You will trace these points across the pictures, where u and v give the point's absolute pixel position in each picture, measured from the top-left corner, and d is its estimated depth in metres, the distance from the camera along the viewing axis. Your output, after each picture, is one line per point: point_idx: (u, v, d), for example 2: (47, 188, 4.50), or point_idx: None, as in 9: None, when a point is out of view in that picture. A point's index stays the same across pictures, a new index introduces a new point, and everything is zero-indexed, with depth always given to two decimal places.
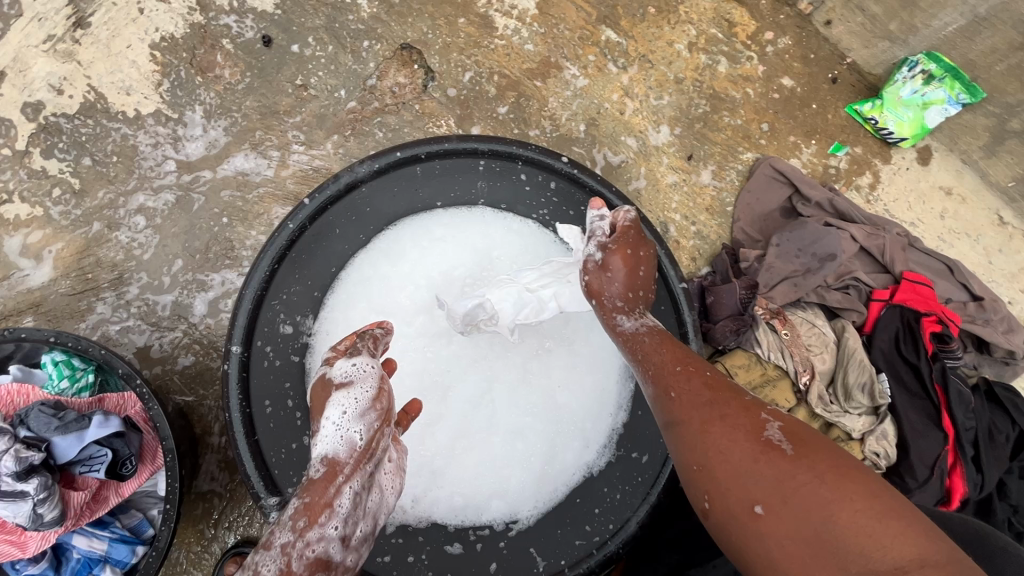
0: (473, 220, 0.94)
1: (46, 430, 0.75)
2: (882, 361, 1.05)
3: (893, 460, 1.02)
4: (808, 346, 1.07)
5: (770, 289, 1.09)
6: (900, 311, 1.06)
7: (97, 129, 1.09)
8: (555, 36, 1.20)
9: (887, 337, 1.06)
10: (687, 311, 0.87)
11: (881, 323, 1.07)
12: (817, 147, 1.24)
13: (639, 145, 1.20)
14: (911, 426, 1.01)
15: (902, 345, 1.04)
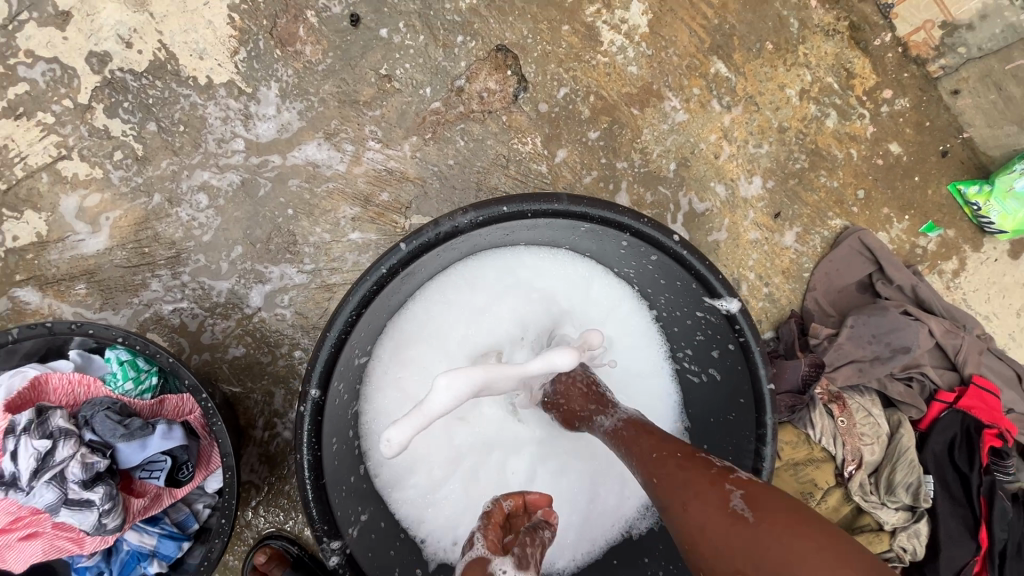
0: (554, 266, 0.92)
1: (112, 436, 0.73)
2: (932, 463, 1.03)
3: (919, 558, 1.03)
4: (862, 434, 1.05)
5: (834, 370, 1.06)
6: (962, 417, 1.04)
7: (166, 93, 1.02)
8: (662, 60, 1.11)
9: (944, 439, 1.04)
10: (771, 413, 0.78)
11: (940, 426, 1.04)
12: (909, 223, 1.18)
13: (727, 194, 1.13)
14: (947, 531, 1.01)
15: (957, 451, 1.02)
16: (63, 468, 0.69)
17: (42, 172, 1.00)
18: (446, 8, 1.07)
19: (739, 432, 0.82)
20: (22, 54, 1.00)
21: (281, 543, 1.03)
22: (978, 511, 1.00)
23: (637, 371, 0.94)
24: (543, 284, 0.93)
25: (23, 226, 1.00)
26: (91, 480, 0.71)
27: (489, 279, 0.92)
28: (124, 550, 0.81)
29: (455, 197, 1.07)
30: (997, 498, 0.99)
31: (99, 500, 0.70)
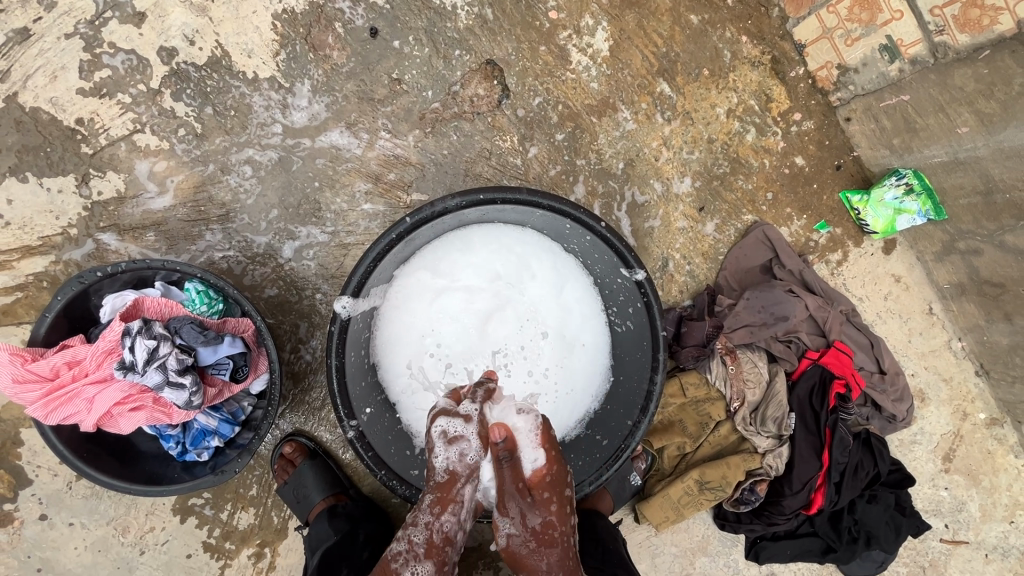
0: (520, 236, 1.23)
1: (196, 342, 1.03)
2: (795, 403, 1.39)
3: (780, 472, 1.39)
4: (746, 379, 1.40)
5: (732, 331, 1.40)
6: (821, 370, 1.38)
7: (221, 83, 1.29)
8: (618, 79, 1.40)
9: (806, 386, 1.38)
10: (662, 351, 1.11)
11: (804, 377, 1.39)
12: (806, 221, 1.50)
13: (663, 190, 1.44)
14: (801, 453, 1.37)
15: (814, 395, 1.37)
16: (165, 360, 0.99)
17: (122, 142, 1.27)
18: (447, 26, 1.33)
19: (642, 366, 1.15)
20: (106, 45, 1.25)
21: (303, 440, 1.35)
22: (823, 438, 1.35)
23: (580, 325, 1.25)
24: (511, 250, 1.24)
25: (105, 183, 1.27)
26: (183, 370, 1.01)
27: (471, 246, 1.23)
28: (195, 428, 1.13)
29: (447, 180, 1.36)
30: (837, 428, 1.34)
31: (189, 384, 1.01)
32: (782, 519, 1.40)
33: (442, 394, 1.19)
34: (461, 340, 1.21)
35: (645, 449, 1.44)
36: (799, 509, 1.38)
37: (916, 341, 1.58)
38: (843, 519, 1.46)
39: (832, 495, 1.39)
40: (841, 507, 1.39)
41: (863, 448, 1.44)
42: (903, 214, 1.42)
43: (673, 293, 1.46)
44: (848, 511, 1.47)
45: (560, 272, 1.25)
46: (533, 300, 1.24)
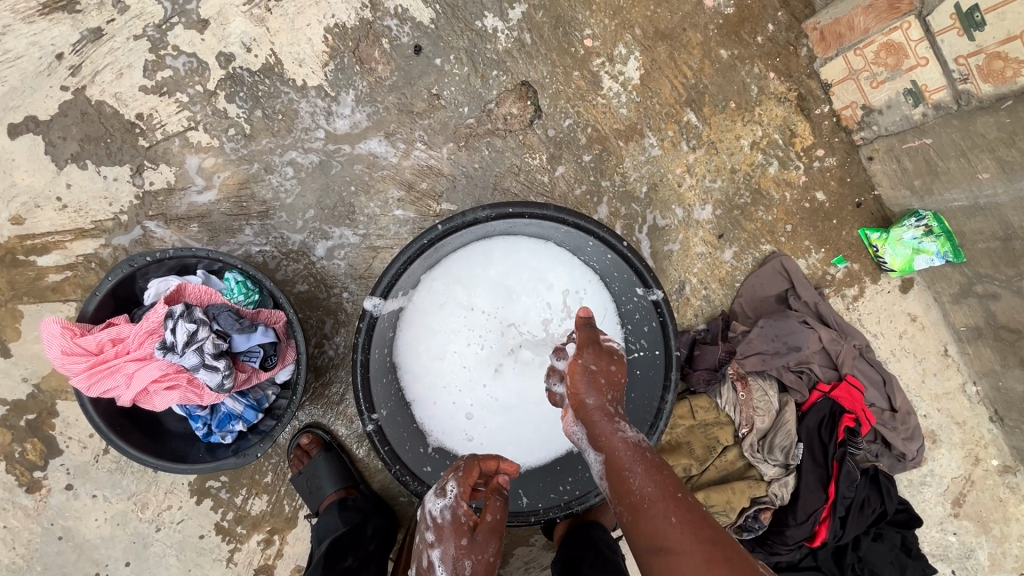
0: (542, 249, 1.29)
1: (232, 329, 1.09)
2: (803, 434, 1.40)
3: (784, 502, 1.40)
4: (756, 405, 1.41)
5: (744, 357, 1.43)
6: (832, 403, 1.39)
7: (272, 89, 1.37)
8: (647, 107, 1.45)
9: (815, 418, 1.40)
10: (674, 370, 1.14)
11: (815, 409, 1.40)
12: (824, 255, 1.53)
13: (684, 215, 1.48)
14: (807, 483, 1.38)
15: (823, 428, 1.39)
16: (203, 344, 1.05)
17: (176, 137, 1.35)
18: (487, 47, 1.40)
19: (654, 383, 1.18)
20: (170, 47, 1.34)
21: (319, 432, 1.40)
22: (830, 471, 1.37)
23: None
24: (534, 262, 1.29)
25: (158, 175, 1.35)
26: (218, 355, 1.07)
27: (496, 256, 1.28)
28: (222, 411, 1.18)
29: (476, 192, 1.42)
30: (844, 463, 1.37)
31: (223, 368, 1.06)
32: (784, 549, 1.41)
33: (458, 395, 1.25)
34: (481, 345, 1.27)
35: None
36: (802, 540, 1.38)
37: (930, 382, 1.58)
38: (846, 556, 1.44)
39: (837, 529, 1.39)
40: (844, 542, 1.39)
41: (871, 485, 1.44)
42: (921, 254, 1.44)
43: (688, 316, 1.50)
44: (852, 548, 1.46)
45: (580, 286, 1.30)
46: (551, 311, 1.29)
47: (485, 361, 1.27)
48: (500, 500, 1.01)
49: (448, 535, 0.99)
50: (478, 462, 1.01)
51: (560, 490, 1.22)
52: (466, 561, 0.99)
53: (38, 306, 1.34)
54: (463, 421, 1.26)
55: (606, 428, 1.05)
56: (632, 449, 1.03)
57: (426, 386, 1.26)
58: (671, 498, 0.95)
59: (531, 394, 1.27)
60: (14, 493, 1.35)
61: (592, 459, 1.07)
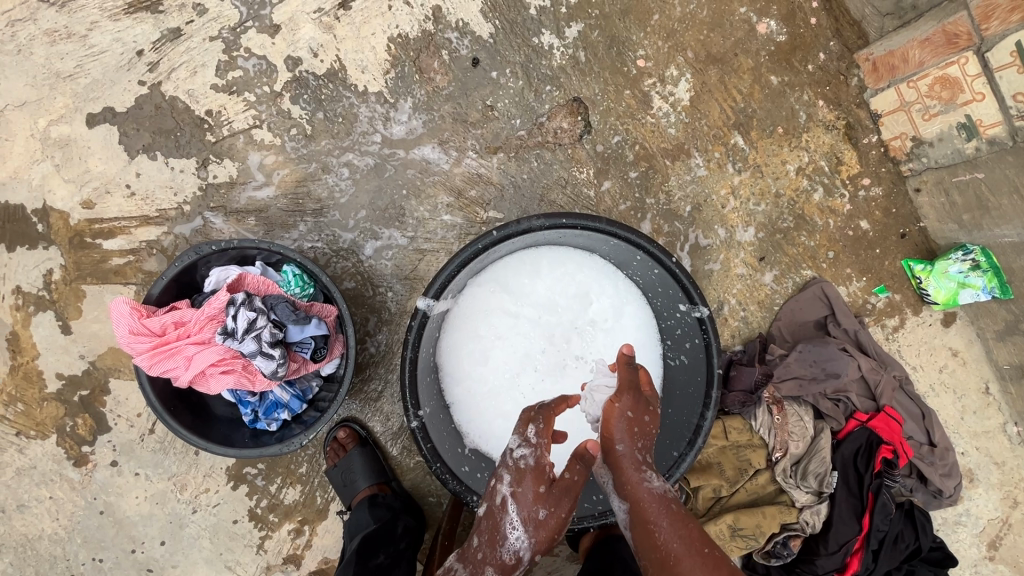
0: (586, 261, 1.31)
1: (288, 319, 1.13)
2: (838, 462, 1.39)
3: (815, 530, 1.39)
4: (791, 430, 1.41)
5: (780, 381, 1.42)
6: (869, 433, 1.38)
7: (334, 93, 1.43)
8: (696, 128, 1.48)
9: (852, 447, 1.39)
10: (716, 389, 1.14)
11: (852, 439, 1.39)
12: (865, 283, 1.53)
13: (726, 236, 1.50)
14: (839, 513, 1.36)
15: (859, 457, 1.37)
16: (261, 332, 1.09)
17: (241, 134, 1.42)
18: (542, 63, 1.45)
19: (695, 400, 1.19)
20: (243, 49, 1.41)
21: (356, 427, 1.43)
22: (864, 501, 1.35)
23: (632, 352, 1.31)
24: (578, 274, 1.31)
25: (221, 169, 1.41)
26: (274, 343, 1.11)
27: (541, 266, 1.31)
28: (270, 399, 1.22)
29: (523, 203, 1.45)
30: (880, 494, 1.34)
31: (279, 356, 1.10)
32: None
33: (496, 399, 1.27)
34: (521, 351, 1.29)
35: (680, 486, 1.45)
36: (832, 571, 1.36)
37: (969, 419, 1.56)
38: None
39: (869, 562, 1.37)
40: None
41: (905, 519, 1.42)
42: (967, 288, 1.43)
43: (725, 336, 1.50)
44: None
45: (622, 300, 1.32)
46: (592, 323, 1.31)
47: (525, 367, 1.29)
48: (581, 466, 1.04)
49: (516, 467, 1.02)
50: (554, 406, 1.06)
51: (593, 500, 1.23)
52: (540, 509, 0.99)
53: (100, 287, 1.40)
54: (499, 425, 1.27)
55: (631, 477, 0.96)
56: (658, 501, 0.95)
57: (466, 388, 1.28)
58: (698, 557, 0.88)
59: (568, 403, 1.28)
60: (62, 465, 1.41)
61: (617, 506, 0.99)
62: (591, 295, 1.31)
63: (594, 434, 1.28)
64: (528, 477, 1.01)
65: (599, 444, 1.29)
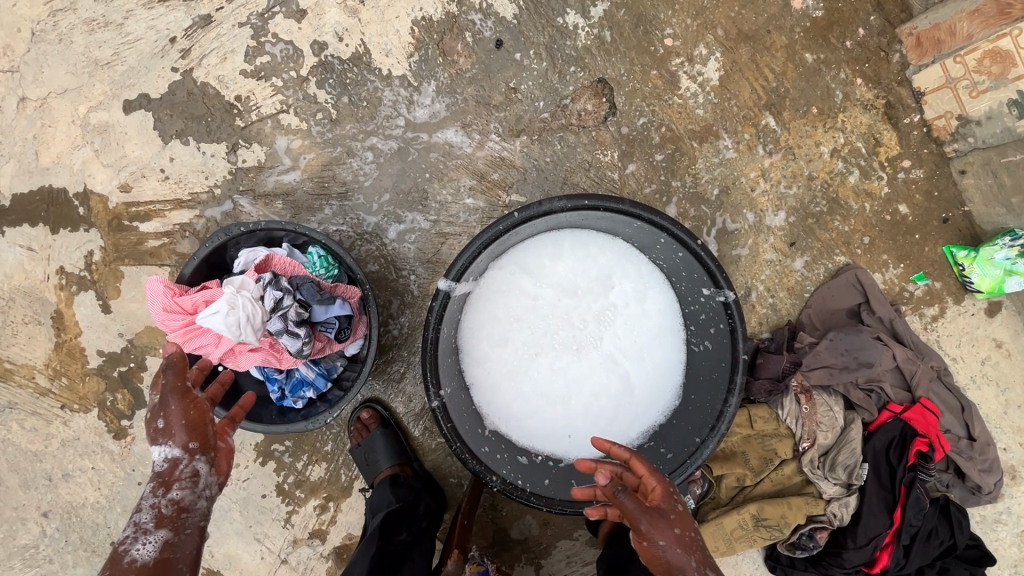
0: (609, 243, 1.30)
1: (314, 299, 1.15)
2: (870, 454, 1.34)
3: (844, 524, 1.35)
4: (820, 420, 1.37)
5: (810, 369, 1.38)
6: (903, 425, 1.33)
7: (359, 77, 1.44)
8: (725, 108, 1.43)
9: (884, 439, 1.34)
10: (741, 374, 1.12)
11: (885, 431, 1.34)
12: (903, 270, 1.46)
13: (755, 220, 1.45)
14: (869, 506, 1.32)
15: (891, 449, 1.33)
16: (287, 311, 1.12)
17: (269, 119, 1.44)
18: (566, 43, 1.43)
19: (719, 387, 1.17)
20: (270, 35, 1.43)
21: (378, 408, 1.46)
22: (896, 495, 1.30)
23: (654, 337, 1.30)
24: (601, 257, 1.30)
25: (250, 153, 1.45)
26: (300, 322, 1.13)
27: (563, 248, 1.30)
28: (296, 377, 1.25)
29: (546, 186, 1.44)
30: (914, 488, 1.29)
31: (304, 334, 1.13)
32: (840, 572, 1.35)
33: (518, 382, 1.28)
34: (543, 334, 1.29)
35: (705, 474, 1.44)
36: (860, 565, 1.33)
37: (1013, 414, 1.48)
38: None
39: (900, 558, 1.32)
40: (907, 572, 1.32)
41: (940, 515, 1.36)
42: (1014, 276, 1.36)
43: (752, 324, 1.46)
44: None
45: (644, 283, 1.30)
46: (614, 307, 1.29)
47: (545, 350, 1.28)
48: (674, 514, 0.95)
49: (158, 432, 0.95)
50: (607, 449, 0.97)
51: None
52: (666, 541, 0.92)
53: (136, 268, 1.46)
54: (519, 408, 1.28)
55: None
56: None
57: (486, 370, 1.29)
58: None
59: (588, 387, 1.28)
60: (103, 437, 1.48)
61: None
62: (612, 278, 1.30)
63: (614, 418, 1.28)
64: (181, 433, 0.95)
65: (620, 428, 1.28)
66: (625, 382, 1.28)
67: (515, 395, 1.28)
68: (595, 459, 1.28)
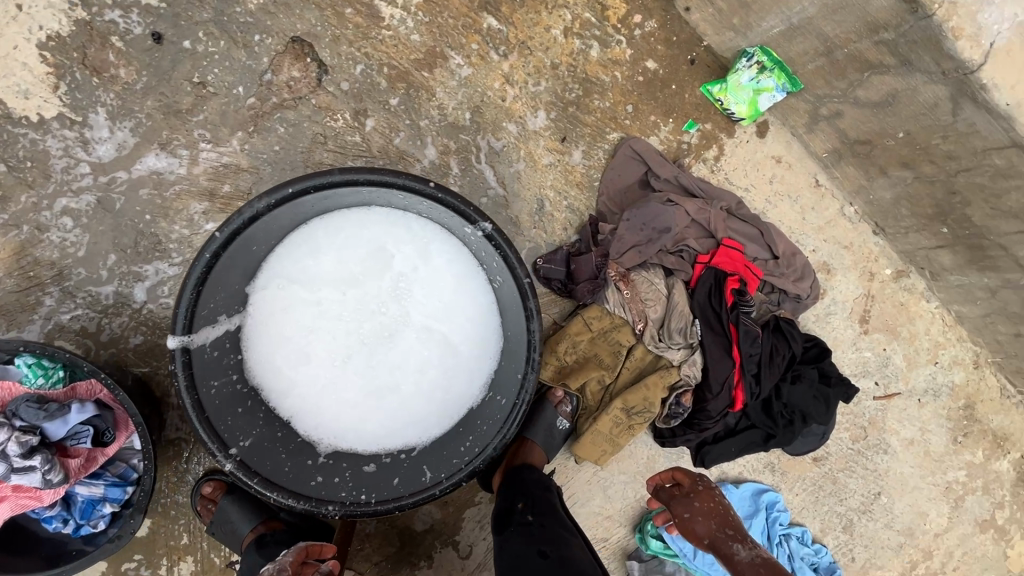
0: (368, 215, 1.18)
1: (36, 419, 0.97)
2: (697, 309, 1.38)
3: (698, 379, 1.41)
4: (645, 298, 1.39)
5: (620, 256, 1.37)
6: (715, 271, 1.38)
7: (5, 135, 1.16)
8: (440, 24, 1.30)
9: (704, 290, 1.38)
10: (531, 298, 1.12)
11: (703, 283, 1.38)
12: (674, 125, 1.46)
13: (519, 130, 1.38)
14: (712, 355, 1.38)
15: (712, 297, 1.37)
16: (3, 447, 0.93)
17: None
18: (236, 11, 1.21)
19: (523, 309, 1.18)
20: None
21: (221, 476, 1.32)
22: (729, 335, 1.37)
23: (456, 289, 1.22)
24: (366, 231, 1.18)
25: None
26: (29, 451, 0.96)
27: (321, 238, 1.16)
28: (80, 501, 1.07)
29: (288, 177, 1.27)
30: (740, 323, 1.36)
31: (40, 463, 0.95)
32: (711, 422, 1.43)
33: (335, 393, 1.17)
34: (338, 335, 1.17)
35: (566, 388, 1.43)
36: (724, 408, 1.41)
37: (811, 217, 1.58)
38: None
39: (753, 387, 1.41)
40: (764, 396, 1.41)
41: (775, 334, 1.46)
42: (762, 93, 1.39)
43: (557, 232, 1.43)
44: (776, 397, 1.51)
45: (422, 239, 1.20)
46: (401, 276, 1.19)
47: (350, 349, 1.18)
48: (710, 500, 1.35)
49: None
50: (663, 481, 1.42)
51: (463, 451, 1.18)
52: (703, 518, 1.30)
53: None
54: (348, 419, 1.18)
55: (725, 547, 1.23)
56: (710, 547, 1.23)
57: (295, 397, 1.17)
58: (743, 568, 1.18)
59: (409, 366, 1.20)
60: None
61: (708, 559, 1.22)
62: (386, 247, 1.20)
63: (448, 384, 1.21)
64: None
65: (459, 392, 1.22)
66: (446, 344, 1.21)
67: (338, 408, 1.18)
68: (445, 433, 1.22)
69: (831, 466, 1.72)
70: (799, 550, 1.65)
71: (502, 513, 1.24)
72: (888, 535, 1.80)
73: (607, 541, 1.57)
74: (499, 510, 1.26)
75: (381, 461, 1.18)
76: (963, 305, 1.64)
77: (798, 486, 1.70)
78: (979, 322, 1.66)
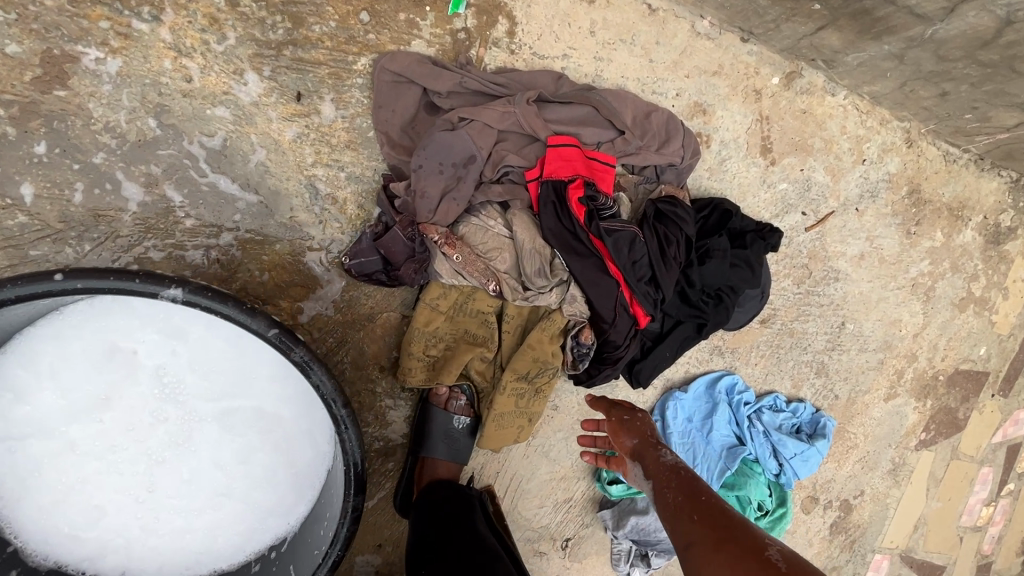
0: (66, 319, 0.88)
1: None
2: (550, 239, 1.09)
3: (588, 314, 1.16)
4: (485, 252, 1.10)
5: (432, 215, 1.06)
6: (552, 185, 1.07)
7: None
8: (36, 16, 0.89)
9: (549, 214, 1.08)
10: (293, 350, 0.79)
11: (545, 204, 1.08)
12: (435, 13, 1.07)
13: (232, 110, 1.00)
14: (588, 284, 1.11)
15: (561, 218, 1.08)
16: None
17: None
18: None
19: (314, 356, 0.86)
20: None
21: None
22: (598, 253, 1.09)
23: (236, 348, 0.95)
24: (78, 338, 0.89)
25: None
26: None
27: (24, 374, 0.87)
28: None
29: None
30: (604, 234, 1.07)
31: None
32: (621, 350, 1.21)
33: (160, 524, 0.97)
34: (120, 468, 0.93)
35: (461, 384, 1.23)
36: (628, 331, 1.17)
37: (660, 56, 1.23)
38: None
39: (653, 294, 1.15)
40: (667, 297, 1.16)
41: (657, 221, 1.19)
42: None
43: (353, 214, 1.11)
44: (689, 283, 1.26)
45: (159, 314, 0.91)
46: (157, 366, 0.92)
47: (148, 476, 0.95)
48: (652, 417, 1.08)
49: None
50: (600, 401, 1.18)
51: (325, 530, 0.99)
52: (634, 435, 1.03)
53: None
54: (192, 541, 0.99)
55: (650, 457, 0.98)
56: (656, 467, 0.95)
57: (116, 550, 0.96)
58: (675, 477, 0.91)
59: (227, 456, 0.97)
60: None
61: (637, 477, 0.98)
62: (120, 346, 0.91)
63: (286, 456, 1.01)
64: None
65: (303, 452, 1.02)
66: (259, 415, 0.98)
67: (173, 536, 0.98)
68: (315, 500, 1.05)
69: (783, 321, 1.51)
70: (773, 419, 1.49)
71: (417, 545, 1.05)
72: (866, 359, 1.63)
73: (572, 500, 1.42)
74: (413, 542, 1.06)
75: (250, 566, 1.01)
76: (874, 83, 1.33)
77: (755, 357, 1.50)
78: (899, 95, 1.35)
